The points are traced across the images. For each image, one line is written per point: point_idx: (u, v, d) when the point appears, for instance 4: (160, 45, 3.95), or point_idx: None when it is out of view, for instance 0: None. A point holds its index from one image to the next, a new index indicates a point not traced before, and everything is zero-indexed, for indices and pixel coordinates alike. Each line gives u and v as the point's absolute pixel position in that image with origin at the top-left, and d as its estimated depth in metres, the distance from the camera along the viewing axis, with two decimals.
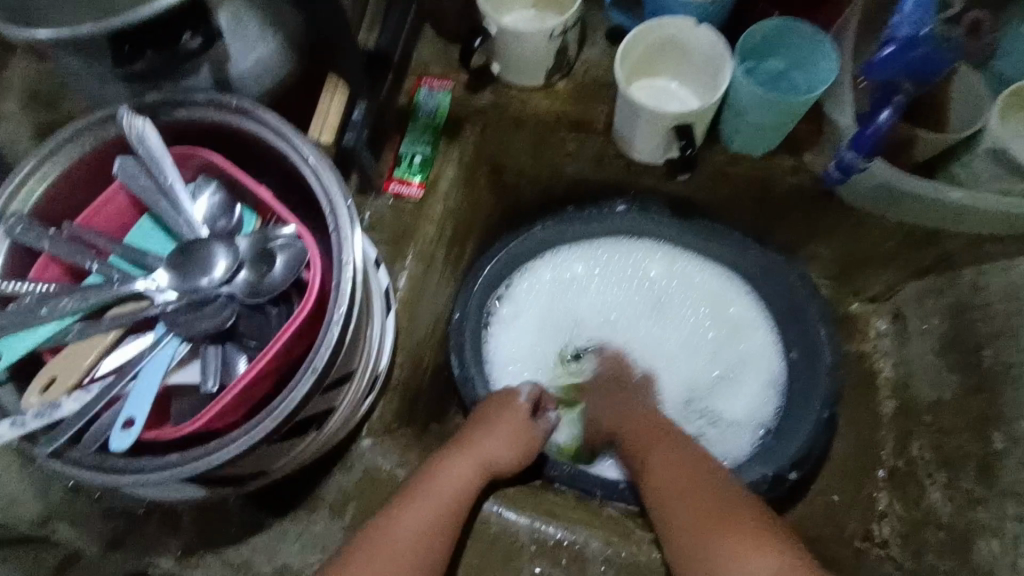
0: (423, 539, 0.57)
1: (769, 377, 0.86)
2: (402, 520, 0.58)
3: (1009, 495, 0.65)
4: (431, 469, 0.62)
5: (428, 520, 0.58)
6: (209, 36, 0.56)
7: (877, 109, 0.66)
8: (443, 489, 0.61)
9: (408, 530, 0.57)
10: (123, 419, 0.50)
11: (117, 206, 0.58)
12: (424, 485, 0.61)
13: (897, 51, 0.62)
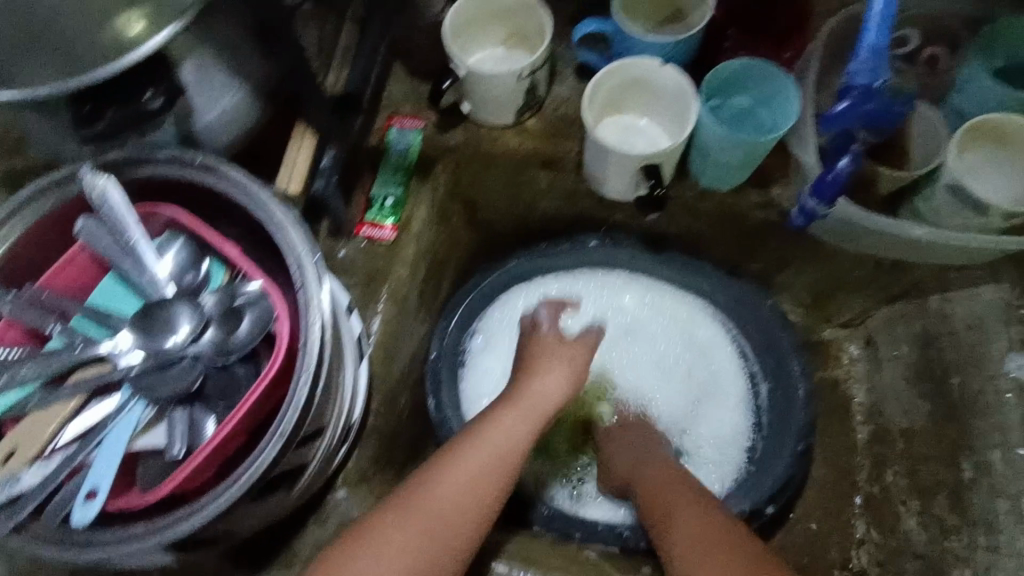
0: (467, 498, 0.58)
1: (740, 404, 0.86)
2: (452, 476, 0.59)
3: (980, 524, 0.66)
4: (488, 423, 0.64)
5: (475, 483, 0.59)
6: (170, 96, 0.56)
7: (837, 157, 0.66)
8: (502, 438, 0.63)
9: (455, 490, 0.58)
10: (86, 490, 0.50)
11: (80, 265, 0.57)
12: (474, 443, 0.62)
13: (851, 105, 0.61)
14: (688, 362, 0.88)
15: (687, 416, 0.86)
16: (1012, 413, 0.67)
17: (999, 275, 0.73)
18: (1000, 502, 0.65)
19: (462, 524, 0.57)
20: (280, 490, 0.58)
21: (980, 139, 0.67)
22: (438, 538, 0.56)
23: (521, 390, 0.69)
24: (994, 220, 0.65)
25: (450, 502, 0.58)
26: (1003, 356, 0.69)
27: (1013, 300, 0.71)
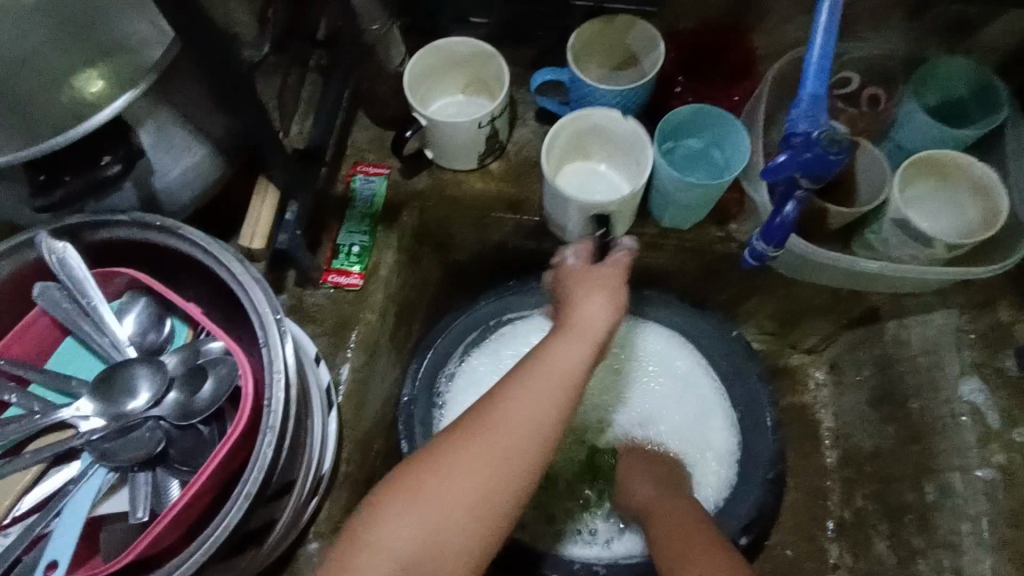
0: (527, 443, 0.50)
1: (732, 430, 0.85)
2: (509, 406, 0.51)
3: (945, 546, 0.68)
4: (540, 352, 0.55)
5: (531, 438, 0.50)
6: (127, 159, 0.55)
7: (781, 202, 0.65)
8: (554, 380, 0.52)
9: (510, 426, 0.50)
10: (45, 562, 0.48)
11: (39, 330, 0.56)
12: (533, 373, 0.53)
13: (787, 158, 0.59)
14: (681, 387, 0.88)
15: (681, 441, 0.85)
16: (969, 436, 0.69)
17: (949, 300, 0.76)
18: (963, 524, 0.67)
19: (520, 456, 0.49)
20: (249, 549, 0.58)
21: (920, 173, 0.71)
22: (494, 482, 0.49)
23: (574, 311, 0.59)
24: (939, 251, 0.67)
25: (514, 419, 0.50)
26: (957, 380, 0.72)
27: (963, 325, 0.74)
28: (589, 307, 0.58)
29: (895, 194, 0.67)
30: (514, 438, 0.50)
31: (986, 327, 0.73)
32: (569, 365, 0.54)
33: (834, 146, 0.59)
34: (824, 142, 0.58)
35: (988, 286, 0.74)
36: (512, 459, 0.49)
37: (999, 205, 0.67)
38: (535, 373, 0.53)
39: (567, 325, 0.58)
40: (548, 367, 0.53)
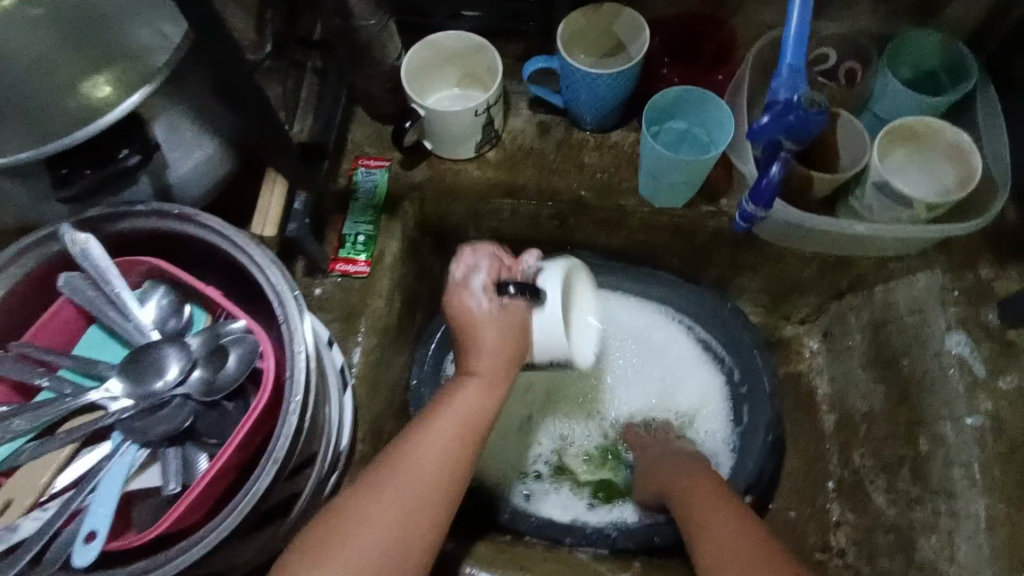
0: (441, 474, 0.55)
1: (716, 395, 0.89)
2: (424, 446, 0.56)
3: (940, 492, 0.71)
4: (440, 401, 0.60)
5: (432, 481, 0.55)
6: (145, 151, 0.58)
7: (763, 163, 0.70)
8: (461, 414, 0.58)
9: (426, 463, 0.55)
10: (85, 532, 0.50)
11: (63, 319, 0.59)
12: (440, 414, 0.58)
13: (771, 119, 0.63)
14: (655, 361, 0.92)
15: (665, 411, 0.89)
16: (956, 386, 0.72)
17: (932, 262, 0.78)
18: (955, 470, 0.69)
19: (437, 492, 0.54)
20: (275, 521, 0.60)
21: (898, 141, 0.74)
22: (417, 518, 0.53)
23: (468, 358, 0.62)
24: (919, 211, 0.70)
25: (429, 454, 0.56)
26: (943, 336, 0.74)
27: (946, 283, 0.76)
28: (493, 338, 0.61)
29: (874, 158, 0.70)
30: (430, 474, 0.55)
31: (968, 284, 0.76)
32: (472, 396, 0.60)
33: (815, 106, 0.62)
34: (805, 104, 0.61)
35: (970, 244, 0.77)
36: (432, 491, 0.54)
37: (974, 165, 0.70)
38: (443, 412, 0.58)
39: (465, 369, 0.62)
40: (446, 415, 0.58)
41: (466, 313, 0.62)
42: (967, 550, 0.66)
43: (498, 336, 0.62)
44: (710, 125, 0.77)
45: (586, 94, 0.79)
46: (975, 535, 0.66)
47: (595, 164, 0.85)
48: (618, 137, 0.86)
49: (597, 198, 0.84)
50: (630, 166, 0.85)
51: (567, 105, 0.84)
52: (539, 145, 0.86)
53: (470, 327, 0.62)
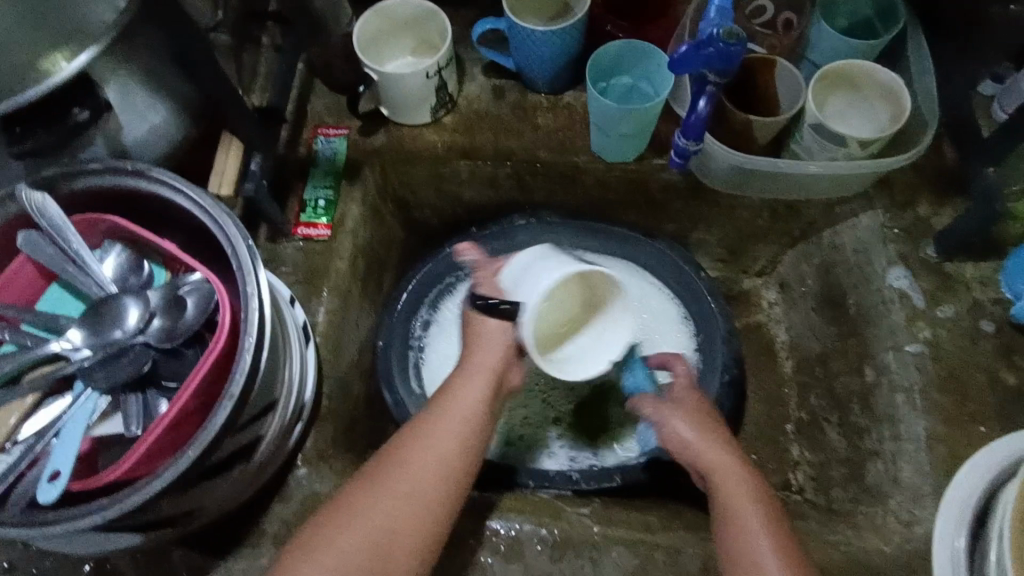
0: (437, 481, 0.59)
1: (686, 355, 0.89)
2: (421, 452, 0.59)
3: (886, 420, 0.74)
4: (445, 395, 0.64)
5: (434, 476, 0.59)
6: (95, 109, 0.61)
7: (695, 97, 0.73)
8: (464, 410, 0.62)
9: (423, 470, 0.59)
10: (49, 471, 0.52)
11: (25, 277, 0.60)
12: (439, 423, 0.61)
13: (692, 49, 0.67)
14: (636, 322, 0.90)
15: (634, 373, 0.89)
16: (897, 315, 0.75)
17: (874, 203, 0.81)
18: (898, 396, 0.72)
19: (434, 499, 0.58)
20: (239, 464, 0.62)
21: (833, 86, 0.77)
22: (412, 523, 0.57)
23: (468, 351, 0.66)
24: (855, 149, 0.74)
25: (427, 460, 0.59)
26: (885, 270, 0.78)
27: (887, 223, 0.79)
28: (494, 358, 0.65)
29: (810, 103, 0.73)
30: (428, 480, 0.58)
31: (908, 222, 0.79)
32: (474, 405, 0.63)
33: (731, 38, 0.66)
34: (722, 36, 0.66)
35: (909, 184, 0.81)
36: (426, 498, 0.58)
37: (904, 104, 0.74)
38: (442, 419, 0.61)
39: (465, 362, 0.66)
40: (451, 409, 0.62)
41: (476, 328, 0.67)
42: (910, 470, 0.69)
43: (497, 357, 0.65)
44: (654, 78, 0.80)
45: (535, 54, 0.81)
46: (917, 454, 0.69)
47: (549, 125, 0.87)
48: (570, 99, 0.88)
49: (551, 155, 0.86)
50: (582, 125, 0.87)
51: (518, 69, 0.86)
52: (494, 108, 0.88)
53: (478, 345, 0.66)
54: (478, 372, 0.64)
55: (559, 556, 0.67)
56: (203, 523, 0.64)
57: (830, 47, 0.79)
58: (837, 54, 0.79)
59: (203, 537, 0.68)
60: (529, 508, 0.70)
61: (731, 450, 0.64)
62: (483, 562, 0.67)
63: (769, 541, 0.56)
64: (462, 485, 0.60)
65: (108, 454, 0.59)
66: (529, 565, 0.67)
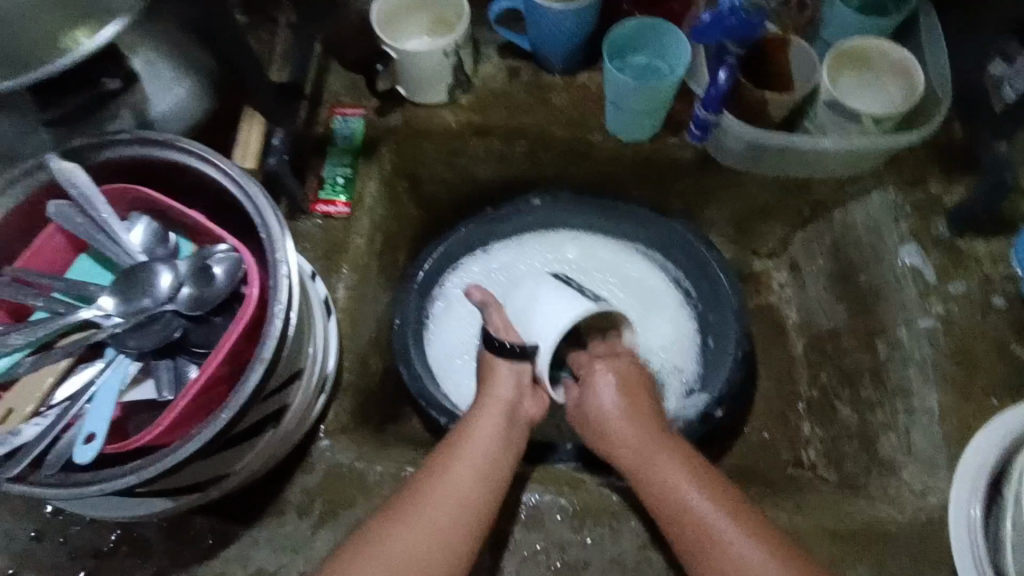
0: (461, 514, 0.59)
1: (690, 335, 0.93)
2: (437, 488, 0.60)
3: (898, 393, 0.75)
4: (465, 429, 0.67)
5: (460, 503, 0.60)
6: (128, 78, 0.62)
7: (715, 71, 0.74)
8: (484, 442, 0.65)
9: (441, 503, 0.59)
10: (85, 434, 0.53)
11: (55, 246, 0.62)
12: (457, 459, 0.63)
13: (715, 18, 0.70)
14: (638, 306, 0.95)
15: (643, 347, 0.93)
16: (910, 292, 0.76)
17: (885, 180, 0.82)
18: (911, 369, 0.73)
19: (457, 527, 0.58)
20: (266, 431, 0.63)
21: (846, 65, 0.78)
22: (432, 552, 0.57)
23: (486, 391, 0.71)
24: (868, 126, 0.75)
25: (447, 493, 0.60)
26: (898, 247, 0.78)
27: (900, 201, 0.80)
28: (506, 394, 0.71)
29: (824, 79, 0.75)
30: (449, 513, 0.59)
31: (919, 199, 0.80)
32: (490, 439, 0.66)
33: (752, 10, 0.70)
34: (745, 7, 0.70)
35: (920, 163, 0.81)
36: (449, 526, 0.58)
37: (918, 80, 0.75)
38: (461, 456, 0.64)
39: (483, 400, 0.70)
40: (472, 442, 0.65)
41: (490, 373, 0.74)
42: (923, 441, 0.70)
43: (513, 391, 0.72)
44: (669, 57, 0.81)
45: (553, 32, 0.82)
46: (930, 425, 0.70)
47: (564, 104, 0.88)
48: (585, 79, 0.89)
49: (564, 133, 0.86)
50: (596, 104, 0.88)
51: (535, 49, 0.87)
52: (510, 87, 0.89)
53: (489, 389, 0.71)
54: (491, 411, 0.68)
55: (578, 525, 0.68)
56: (228, 490, 0.65)
57: (844, 26, 0.80)
58: (851, 32, 0.80)
59: (228, 506, 0.69)
60: (546, 478, 0.72)
61: (645, 429, 0.67)
62: (502, 531, 0.68)
63: (717, 510, 0.59)
64: (486, 514, 0.60)
65: (138, 419, 0.61)
66: (549, 533, 0.68)
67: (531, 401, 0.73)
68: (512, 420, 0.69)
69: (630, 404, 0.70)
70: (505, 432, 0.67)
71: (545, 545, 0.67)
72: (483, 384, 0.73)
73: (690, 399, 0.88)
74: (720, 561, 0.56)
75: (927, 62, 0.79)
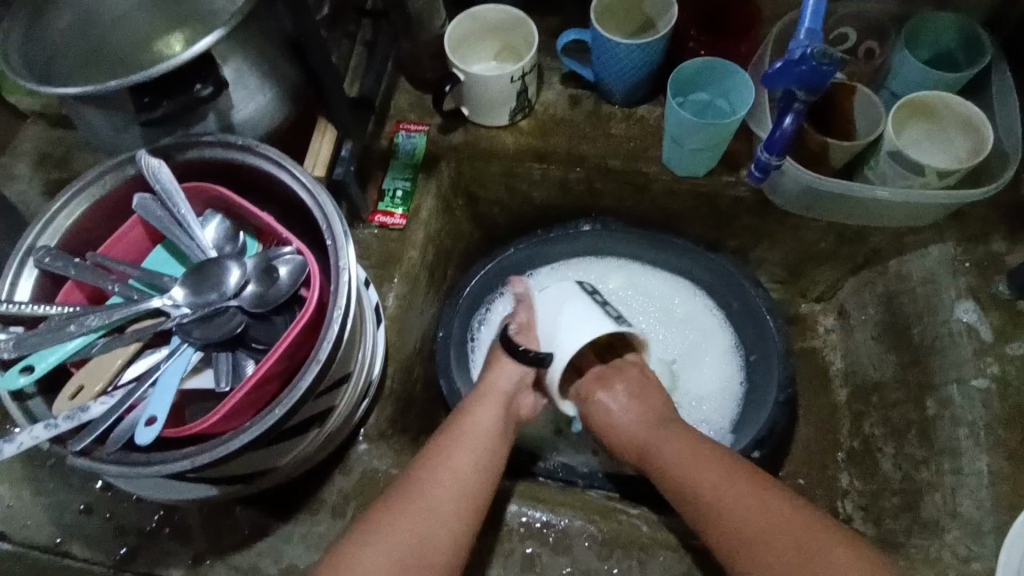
0: (459, 497, 0.60)
1: (730, 383, 0.92)
2: (440, 469, 0.62)
3: (946, 452, 0.72)
4: (460, 417, 0.68)
5: (460, 487, 0.61)
6: (218, 85, 0.64)
7: (780, 116, 0.75)
8: (483, 430, 0.67)
9: (445, 480, 0.61)
10: (146, 417, 0.56)
11: (135, 237, 0.66)
12: (455, 442, 0.65)
13: (784, 66, 0.70)
14: (680, 349, 0.94)
15: (681, 390, 0.92)
16: (965, 349, 0.74)
17: (945, 234, 0.80)
18: (961, 430, 0.71)
19: (459, 508, 0.59)
20: (311, 429, 0.65)
21: (914, 116, 0.78)
22: (446, 533, 0.57)
23: (488, 374, 0.73)
24: (931, 179, 0.74)
25: (448, 471, 0.62)
26: (953, 304, 0.76)
27: (959, 255, 0.79)
28: (502, 387, 0.71)
29: (889, 129, 0.74)
30: (453, 487, 0.61)
31: (979, 256, 0.78)
32: (490, 431, 0.67)
33: (826, 59, 0.68)
34: (818, 56, 0.68)
35: (982, 219, 0.80)
36: (450, 501, 0.60)
37: (986, 137, 0.73)
38: (462, 439, 0.65)
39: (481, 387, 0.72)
40: (471, 429, 0.66)
41: (492, 369, 0.73)
42: (970, 505, 0.68)
43: (511, 385, 0.72)
44: (732, 97, 0.82)
45: (618, 64, 0.83)
46: (978, 490, 0.68)
47: (622, 135, 0.89)
48: (645, 111, 0.90)
49: (621, 163, 0.88)
50: (655, 136, 0.89)
51: (598, 79, 0.89)
52: (571, 115, 0.91)
53: (488, 381, 0.72)
54: (488, 399, 0.69)
55: (607, 554, 0.68)
56: (269, 484, 0.67)
57: (911, 77, 0.79)
58: (920, 84, 0.79)
59: (266, 499, 0.71)
60: (577, 505, 0.71)
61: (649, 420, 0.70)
62: (530, 552, 0.68)
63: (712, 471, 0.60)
64: (486, 491, 0.62)
65: (195, 406, 0.64)
66: (576, 559, 0.68)
67: (524, 398, 0.74)
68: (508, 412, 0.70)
69: (636, 402, 0.73)
70: (503, 422, 0.69)
71: (573, 570, 0.67)
72: (484, 379, 0.73)
73: (721, 438, 0.88)
74: (720, 515, 0.57)
75: (998, 118, 0.78)
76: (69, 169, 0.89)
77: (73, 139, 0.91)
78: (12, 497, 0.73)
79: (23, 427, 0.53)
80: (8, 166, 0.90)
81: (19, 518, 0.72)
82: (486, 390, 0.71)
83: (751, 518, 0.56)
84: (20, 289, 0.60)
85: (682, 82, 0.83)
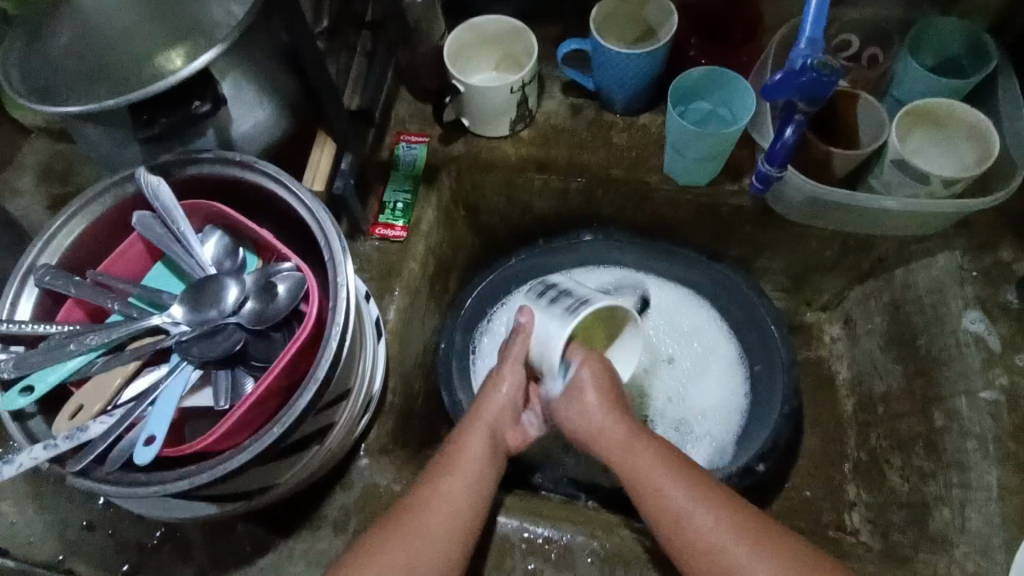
0: (452, 527, 0.60)
1: (734, 395, 0.91)
2: (430, 499, 0.61)
3: (954, 465, 0.71)
4: (450, 448, 0.66)
5: (450, 520, 0.60)
6: (216, 101, 0.63)
7: (782, 126, 0.74)
8: (470, 456, 0.65)
9: (430, 511, 0.60)
10: (145, 436, 0.56)
11: (135, 254, 0.66)
12: (446, 471, 0.63)
13: (785, 77, 0.69)
14: (687, 359, 0.94)
15: (687, 402, 0.91)
16: (972, 360, 0.73)
17: (952, 243, 0.79)
18: (969, 443, 0.70)
19: (449, 543, 0.59)
20: (311, 446, 0.65)
21: (919, 124, 0.77)
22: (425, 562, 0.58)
23: (486, 394, 0.70)
24: (937, 187, 0.73)
25: (440, 504, 0.61)
26: (961, 313, 0.75)
27: (966, 264, 0.77)
28: (492, 415, 0.69)
29: (893, 138, 0.73)
30: (444, 525, 0.60)
31: (987, 264, 0.77)
32: (473, 462, 0.65)
33: (826, 69, 0.68)
34: (818, 66, 0.67)
35: (989, 228, 0.79)
36: (439, 535, 0.59)
37: (992, 144, 0.73)
38: (449, 470, 0.63)
39: (475, 409, 0.69)
40: (461, 463, 0.64)
41: (491, 385, 0.70)
42: (979, 520, 0.67)
43: (500, 413, 0.69)
44: (734, 105, 0.81)
45: (619, 74, 0.83)
46: (987, 504, 0.67)
47: (623, 145, 0.89)
48: (646, 120, 0.90)
49: (622, 173, 0.87)
50: (657, 145, 0.88)
51: (598, 87, 0.88)
52: (573, 124, 0.90)
53: (480, 406, 0.69)
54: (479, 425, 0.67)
55: (609, 570, 0.67)
56: (270, 500, 0.67)
57: (914, 83, 0.78)
58: (922, 90, 0.78)
59: (268, 515, 0.71)
60: (580, 519, 0.71)
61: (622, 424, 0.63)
62: (531, 569, 0.68)
63: (685, 490, 0.59)
64: (470, 527, 0.61)
65: (194, 423, 0.64)
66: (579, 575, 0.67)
67: (511, 431, 0.70)
68: (496, 440, 0.68)
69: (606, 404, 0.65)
70: (493, 450, 0.67)
71: None
72: (480, 398, 0.70)
73: (724, 450, 0.87)
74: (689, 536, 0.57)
75: (1004, 124, 0.77)
76: (72, 183, 0.90)
77: (75, 153, 0.92)
78: (16, 514, 0.73)
79: (22, 448, 0.53)
80: (11, 180, 0.91)
81: (23, 534, 0.73)
82: (478, 416, 0.68)
83: (720, 540, 0.56)
84: (21, 309, 0.61)
85: (683, 90, 0.82)
